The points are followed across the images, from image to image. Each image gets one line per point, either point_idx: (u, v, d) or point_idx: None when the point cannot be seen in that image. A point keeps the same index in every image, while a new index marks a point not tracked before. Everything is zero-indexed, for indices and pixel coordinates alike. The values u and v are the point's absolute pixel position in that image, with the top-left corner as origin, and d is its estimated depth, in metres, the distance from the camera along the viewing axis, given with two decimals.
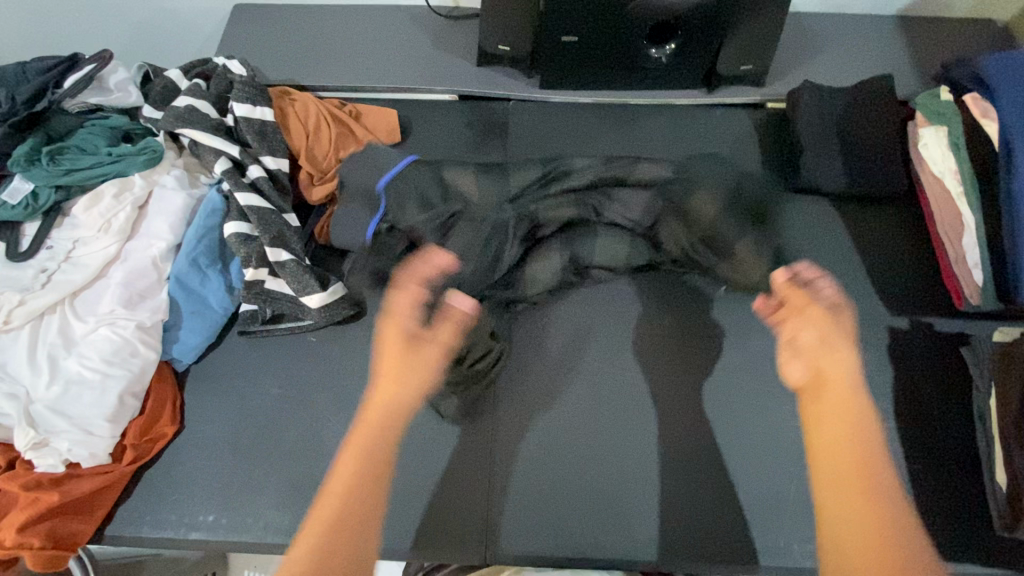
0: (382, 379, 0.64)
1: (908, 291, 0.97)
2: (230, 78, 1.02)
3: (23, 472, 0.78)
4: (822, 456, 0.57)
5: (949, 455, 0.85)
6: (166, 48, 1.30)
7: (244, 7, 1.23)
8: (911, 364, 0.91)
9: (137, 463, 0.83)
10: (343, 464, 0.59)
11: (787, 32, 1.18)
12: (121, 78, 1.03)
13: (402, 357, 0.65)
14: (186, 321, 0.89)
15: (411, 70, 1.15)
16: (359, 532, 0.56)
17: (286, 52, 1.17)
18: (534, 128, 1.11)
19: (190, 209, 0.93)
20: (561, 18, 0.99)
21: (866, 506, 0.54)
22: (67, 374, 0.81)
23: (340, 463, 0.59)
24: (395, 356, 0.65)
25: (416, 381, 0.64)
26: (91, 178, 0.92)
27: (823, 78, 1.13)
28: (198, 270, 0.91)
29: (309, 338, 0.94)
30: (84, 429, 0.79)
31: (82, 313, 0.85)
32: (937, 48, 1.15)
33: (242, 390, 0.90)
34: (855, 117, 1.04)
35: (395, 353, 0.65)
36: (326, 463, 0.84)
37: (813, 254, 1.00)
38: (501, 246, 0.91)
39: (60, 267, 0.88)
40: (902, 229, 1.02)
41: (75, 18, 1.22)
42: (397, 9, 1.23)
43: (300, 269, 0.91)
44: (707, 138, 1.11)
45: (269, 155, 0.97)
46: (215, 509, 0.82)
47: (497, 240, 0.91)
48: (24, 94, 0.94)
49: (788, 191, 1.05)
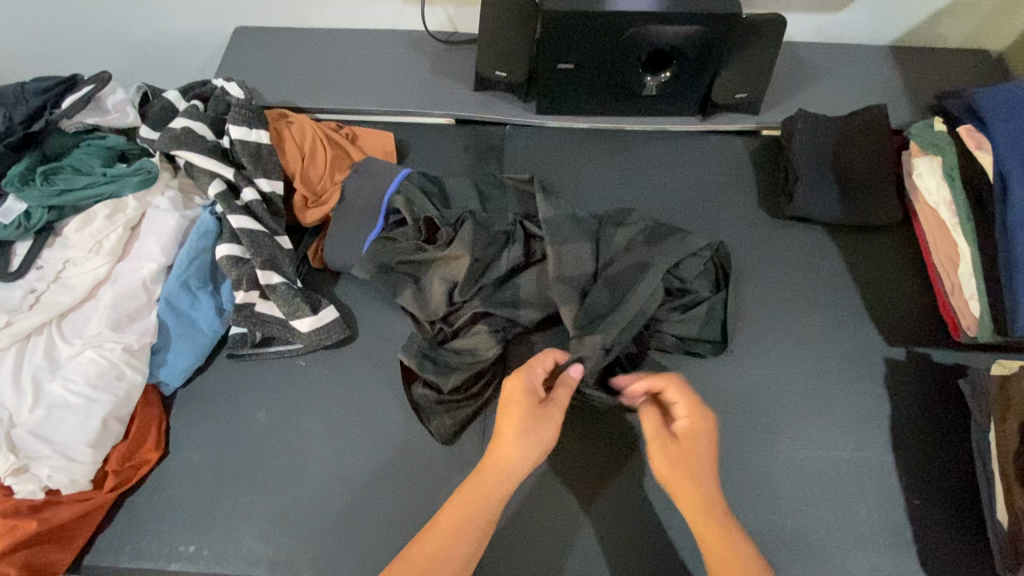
0: (510, 431, 0.70)
1: (904, 321, 0.96)
2: (227, 100, 1.03)
3: (2, 499, 0.76)
4: (687, 513, 0.68)
5: (948, 491, 0.83)
6: (167, 69, 1.31)
7: (244, 29, 1.24)
8: (908, 396, 0.90)
9: (119, 490, 0.82)
10: (457, 501, 0.67)
11: (782, 61, 1.19)
12: (120, 98, 1.02)
13: (532, 414, 0.71)
14: (174, 344, 0.89)
15: (409, 94, 1.16)
16: (467, 555, 0.65)
17: (285, 74, 1.18)
18: (530, 152, 1.12)
19: (183, 231, 0.93)
20: (557, 46, 1.00)
21: (724, 555, 0.65)
22: (51, 397, 0.80)
23: (454, 501, 0.68)
24: (527, 412, 0.71)
25: (540, 438, 0.70)
26: (85, 198, 0.92)
27: (818, 106, 1.13)
28: (189, 292, 0.90)
29: (299, 362, 0.93)
30: (65, 455, 0.78)
31: (69, 335, 0.85)
32: (930, 78, 1.16)
33: (229, 414, 0.89)
34: (849, 146, 1.04)
35: (526, 410, 0.71)
36: (312, 491, 0.83)
37: (808, 282, 0.99)
38: (491, 263, 0.91)
39: (49, 288, 0.88)
40: (897, 259, 1.02)
41: (78, 39, 1.24)
42: (396, 33, 1.24)
43: (291, 293, 0.91)
44: (702, 165, 1.11)
45: (264, 178, 0.97)
46: (197, 539, 0.80)
47: (488, 257, 0.90)
48: (20, 114, 0.94)
49: (782, 219, 1.05)
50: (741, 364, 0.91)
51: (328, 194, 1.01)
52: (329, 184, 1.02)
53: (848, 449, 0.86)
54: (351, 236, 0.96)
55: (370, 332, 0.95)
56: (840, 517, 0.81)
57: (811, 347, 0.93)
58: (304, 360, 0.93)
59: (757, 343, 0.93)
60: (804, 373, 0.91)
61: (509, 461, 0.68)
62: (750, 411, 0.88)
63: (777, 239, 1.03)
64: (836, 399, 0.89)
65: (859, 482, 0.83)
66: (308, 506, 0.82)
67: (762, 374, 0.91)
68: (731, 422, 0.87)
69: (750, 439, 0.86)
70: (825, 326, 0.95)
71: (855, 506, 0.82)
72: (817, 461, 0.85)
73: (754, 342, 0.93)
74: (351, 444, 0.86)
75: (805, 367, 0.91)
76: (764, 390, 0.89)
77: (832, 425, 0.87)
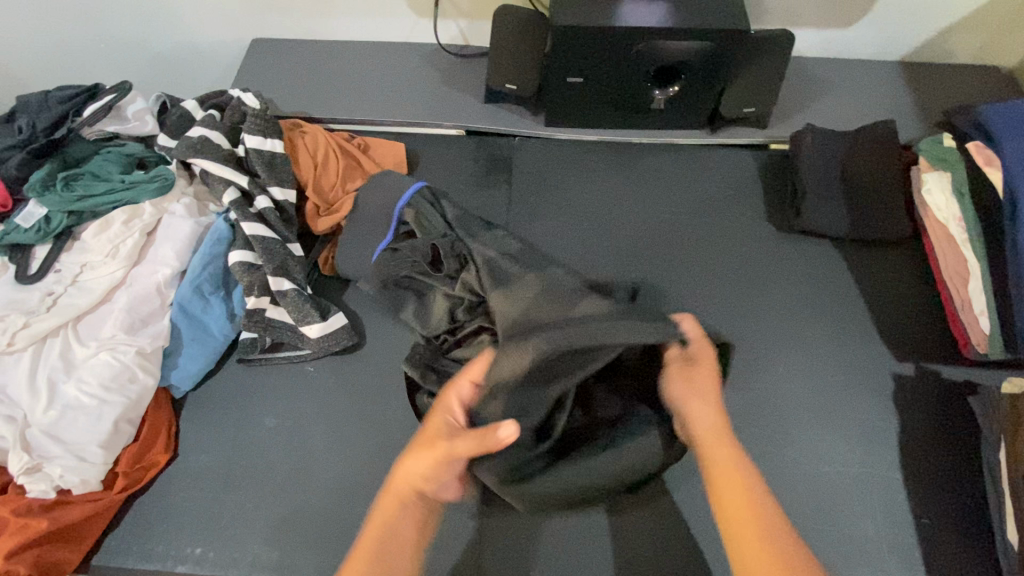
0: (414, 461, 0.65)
1: (913, 336, 0.95)
2: (243, 110, 1.05)
3: (14, 498, 0.77)
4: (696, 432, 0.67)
5: (957, 509, 0.82)
6: (185, 79, 1.34)
7: (261, 41, 1.27)
8: (917, 412, 0.89)
9: (128, 491, 0.83)
10: (365, 539, 0.62)
11: (791, 76, 1.20)
12: (139, 107, 1.05)
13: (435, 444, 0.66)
14: (186, 348, 0.90)
15: (420, 106, 1.18)
16: None
17: (300, 85, 1.20)
18: (538, 164, 1.13)
19: (197, 237, 0.95)
20: (566, 60, 1.01)
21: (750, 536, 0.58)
22: (65, 398, 0.82)
23: (362, 539, 0.62)
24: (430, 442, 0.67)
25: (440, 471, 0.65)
26: (103, 204, 0.94)
27: (826, 121, 1.14)
28: (201, 297, 0.92)
29: (307, 368, 0.94)
30: (77, 455, 0.79)
31: (84, 337, 0.86)
32: (939, 94, 1.17)
33: (238, 418, 0.90)
34: (858, 161, 1.04)
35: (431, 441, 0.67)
36: (318, 497, 0.83)
37: (816, 296, 0.99)
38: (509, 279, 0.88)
39: (66, 291, 0.90)
40: (906, 274, 1.01)
41: (101, 50, 1.28)
42: (409, 46, 1.26)
43: (301, 299, 0.92)
44: (710, 178, 1.12)
45: (277, 186, 0.99)
46: (203, 542, 0.80)
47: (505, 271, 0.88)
48: (44, 123, 0.98)
49: (790, 233, 1.05)
50: (747, 378, 0.91)
51: (339, 203, 1.02)
52: (341, 192, 1.03)
53: (856, 465, 0.85)
54: (361, 244, 0.98)
55: (378, 340, 0.96)
56: (848, 534, 0.80)
57: (818, 362, 0.93)
58: (313, 366, 0.94)
59: (762, 358, 0.93)
60: (811, 387, 0.91)
61: (407, 486, 0.64)
62: (754, 425, 0.88)
63: (785, 253, 1.03)
64: (844, 415, 0.89)
65: (866, 499, 0.82)
66: (314, 512, 0.82)
67: (766, 388, 0.91)
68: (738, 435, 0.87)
69: (756, 453, 0.85)
70: (833, 341, 0.95)
71: (863, 523, 0.81)
72: (824, 477, 0.84)
73: (758, 358, 0.93)
74: (357, 450, 0.87)
75: (812, 382, 0.91)
76: (768, 406, 0.89)
77: (840, 441, 0.86)
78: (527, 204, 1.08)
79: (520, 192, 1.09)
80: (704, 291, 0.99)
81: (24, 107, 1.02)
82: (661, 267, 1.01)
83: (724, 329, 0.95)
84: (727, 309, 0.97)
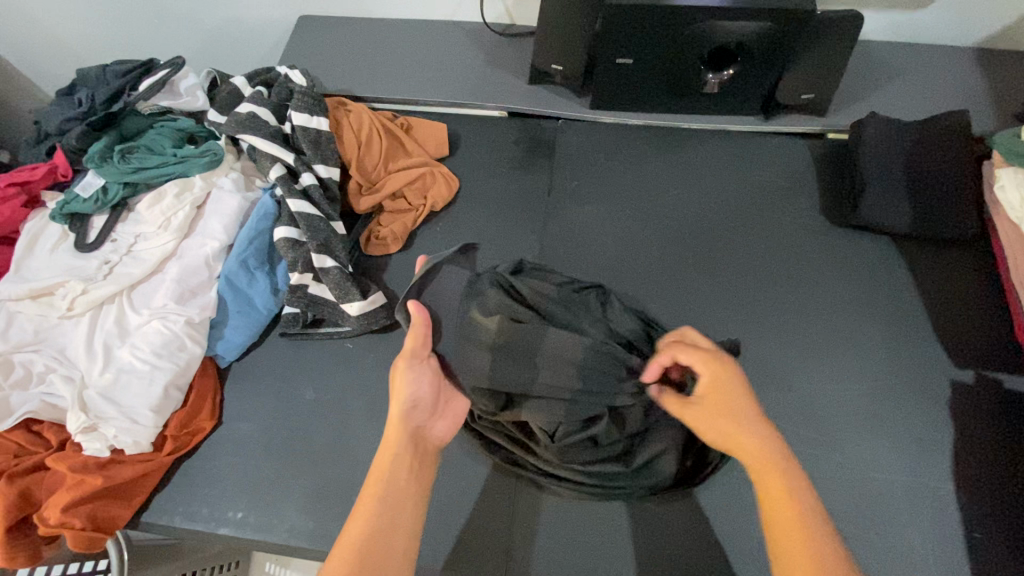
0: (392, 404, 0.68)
1: (975, 342, 0.90)
2: (290, 87, 1.06)
3: (73, 454, 0.81)
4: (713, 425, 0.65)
5: (1013, 526, 0.78)
6: (235, 55, 1.37)
7: (308, 18, 1.28)
8: (973, 421, 0.85)
9: (175, 454, 0.86)
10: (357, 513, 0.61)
11: (854, 60, 1.13)
12: (191, 83, 1.07)
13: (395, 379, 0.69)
14: (231, 319, 0.92)
15: (462, 86, 1.16)
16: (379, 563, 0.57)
17: (344, 63, 1.20)
18: (582, 148, 1.11)
19: (244, 212, 0.97)
20: (617, 40, 0.98)
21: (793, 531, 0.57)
22: (120, 362, 0.85)
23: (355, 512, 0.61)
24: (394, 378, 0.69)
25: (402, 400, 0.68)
26: (156, 176, 0.97)
27: (891, 110, 1.07)
28: (247, 270, 0.93)
29: (345, 344, 0.96)
30: (130, 417, 0.82)
31: (138, 305, 0.90)
32: (1018, 84, 1.08)
33: (278, 390, 0.92)
34: (924, 152, 0.98)
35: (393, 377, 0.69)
36: (353, 469, 0.85)
37: (866, 292, 0.95)
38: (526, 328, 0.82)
39: (122, 260, 0.93)
40: (969, 274, 0.95)
41: (156, 27, 1.31)
42: (454, 24, 1.25)
43: (342, 277, 0.92)
44: (759, 165, 1.07)
45: (322, 164, 0.99)
46: (244, 507, 0.84)
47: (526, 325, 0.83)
48: (103, 95, 1.01)
49: (844, 228, 1.01)
50: (790, 376, 0.88)
51: (381, 183, 1.03)
52: (383, 172, 1.04)
53: (903, 473, 0.81)
54: (422, 243, 1.04)
55: None
56: (892, 542, 0.77)
57: (867, 362, 0.89)
58: (352, 343, 0.95)
59: (807, 355, 0.90)
60: (855, 387, 0.87)
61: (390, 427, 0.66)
62: (795, 424, 0.85)
63: (838, 249, 0.99)
64: (894, 421, 0.85)
65: (914, 509, 0.79)
66: (349, 486, 0.84)
67: (808, 386, 0.88)
68: (779, 436, 0.84)
69: None
70: (885, 342, 0.91)
71: (908, 533, 0.78)
72: (869, 483, 0.81)
73: (803, 354, 0.90)
74: None
75: (861, 385, 0.87)
76: (811, 407, 0.86)
77: (887, 446, 0.83)
78: (568, 189, 1.06)
79: (562, 176, 1.08)
80: (748, 287, 0.96)
81: (85, 80, 1.05)
82: (705, 258, 0.98)
83: (768, 324, 0.92)
84: (771, 305, 0.94)
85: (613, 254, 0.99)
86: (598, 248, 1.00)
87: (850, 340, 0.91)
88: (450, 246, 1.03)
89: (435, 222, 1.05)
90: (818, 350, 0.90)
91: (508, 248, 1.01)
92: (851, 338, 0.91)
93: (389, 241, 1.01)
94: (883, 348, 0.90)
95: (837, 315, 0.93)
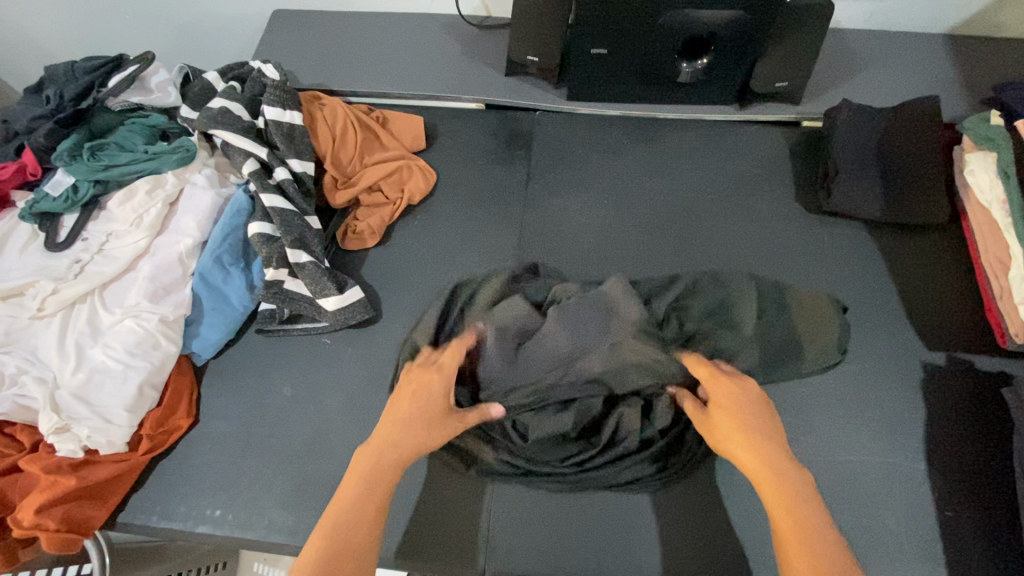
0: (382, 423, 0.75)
1: (947, 325, 0.91)
2: (263, 82, 1.04)
3: (46, 456, 0.80)
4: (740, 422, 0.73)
5: (983, 503, 0.79)
6: (210, 50, 1.35)
7: (282, 13, 1.27)
8: (944, 402, 0.86)
9: (152, 453, 0.85)
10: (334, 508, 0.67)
11: (828, 48, 1.14)
12: (162, 79, 1.05)
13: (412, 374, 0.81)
14: (206, 317, 0.92)
15: (439, 79, 1.16)
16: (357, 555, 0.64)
17: (319, 57, 1.19)
18: (559, 139, 1.11)
19: (218, 208, 0.96)
20: (590, 30, 0.98)
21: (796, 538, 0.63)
22: (93, 362, 0.84)
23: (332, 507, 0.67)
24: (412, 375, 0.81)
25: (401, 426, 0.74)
26: (128, 174, 0.96)
27: (863, 97, 1.08)
28: (221, 267, 0.92)
29: (322, 340, 0.95)
30: (103, 417, 0.81)
31: (111, 304, 0.89)
32: (989, 69, 1.09)
33: (255, 387, 0.92)
34: (896, 138, 0.99)
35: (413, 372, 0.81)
36: (331, 465, 0.85)
37: (840, 277, 0.96)
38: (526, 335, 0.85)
39: (93, 259, 0.92)
40: (941, 258, 0.97)
41: (127, 23, 1.30)
42: (430, 16, 1.24)
43: (318, 272, 0.92)
44: (735, 154, 1.08)
45: (296, 158, 0.98)
46: (223, 505, 0.83)
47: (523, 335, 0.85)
48: (71, 92, 1.00)
49: (819, 215, 1.02)
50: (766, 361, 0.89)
51: (357, 176, 1.03)
52: (358, 165, 1.03)
53: (876, 454, 0.82)
54: (400, 237, 1.03)
55: (394, 314, 0.96)
56: (865, 521, 0.78)
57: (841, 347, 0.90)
58: (330, 338, 0.95)
59: None
60: (828, 371, 0.88)
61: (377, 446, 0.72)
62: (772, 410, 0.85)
63: (812, 235, 1.00)
64: (868, 404, 0.86)
65: (887, 489, 0.80)
66: (328, 480, 0.84)
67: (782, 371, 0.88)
68: None
69: None
70: (859, 326, 0.92)
71: (882, 514, 0.79)
72: (844, 466, 0.82)
73: None
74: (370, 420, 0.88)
75: (836, 370, 0.88)
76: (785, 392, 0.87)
77: (860, 429, 0.84)
78: (545, 181, 1.06)
79: (539, 168, 1.08)
80: None
81: (53, 76, 1.03)
82: (681, 246, 0.99)
83: None
84: None
85: (590, 244, 0.99)
86: (576, 238, 1.00)
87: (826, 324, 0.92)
88: (428, 241, 1.02)
89: (412, 215, 1.05)
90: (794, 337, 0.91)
91: (485, 240, 1.01)
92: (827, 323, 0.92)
93: (366, 235, 1.01)
94: (857, 331, 0.91)
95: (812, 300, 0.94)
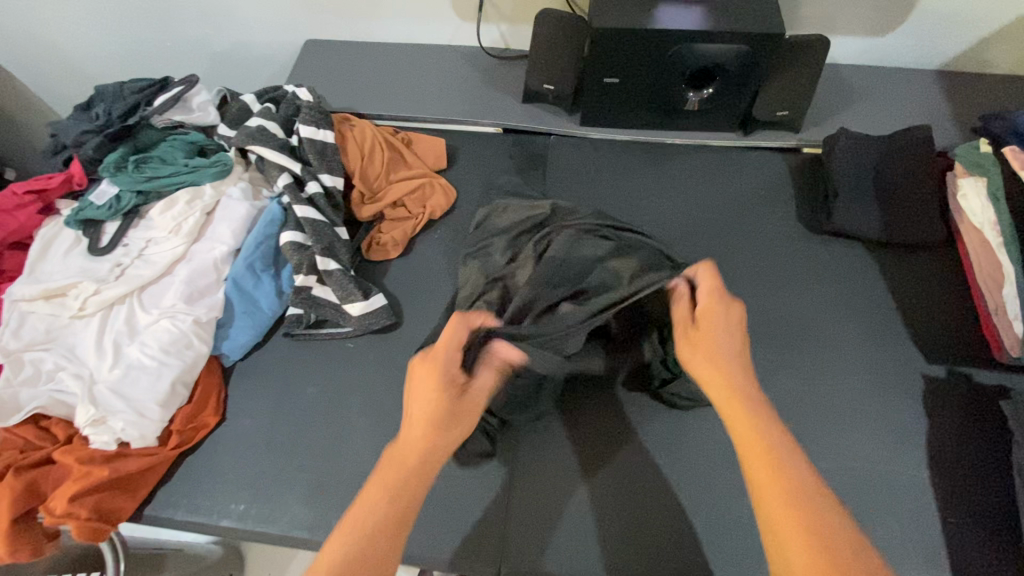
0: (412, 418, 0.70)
1: (948, 340, 0.95)
2: (298, 103, 1.12)
3: (80, 448, 0.84)
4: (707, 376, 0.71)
5: (987, 512, 0.81)
6: (245, 75, 1.44)
7: (314, 42, 1.36)
8: (946, 412, 0.89)
9: (180, 449, 0.88)
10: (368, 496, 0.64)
11: (826, 81, 1.22)
12: (204, 99, 1.13)
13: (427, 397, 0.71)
14: (237, 320, 0.96)
15: (460, 105, 1.23)
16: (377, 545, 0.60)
17: (349, 83, 1.27)
18: (573, 161, 1.17)
19: (251, 218, 1.01)
20: (604, 60, 1.05)
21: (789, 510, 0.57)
22: (129, 359, 0.88)
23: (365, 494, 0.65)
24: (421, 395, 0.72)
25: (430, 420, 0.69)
26: (168, 185, 1.02)
27: (861, 126, 1.15)
28: (253, 273, 0.98)
29: (346, 344, 0.99)
30: (137, 411, 0.85)
31: (148, 305, 0.94)
32: (979, 103, 1.16)
33: (280, 388, 0.95)
34: (892, 163, 1.05)
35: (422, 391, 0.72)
36: (352, 463, 0.88)
37: (841, 292, 1.00)
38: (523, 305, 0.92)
39: (133, 263, 0.97)
40: (939, 277, 1.01)
41: (171, 52, 1.39)
42: (453, 48, 1.33)
43: (345, 278, 0.97)
44: (740, 177, 1.14)
45: (327, 173, 1.05)
46: (246, 500, 0.86)
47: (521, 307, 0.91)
48: (121, 109, 1.07)
49: (819, 235, 1.07)
50: (772, 371, 0.93)
51: (383, 192, 1.09)
52: (385, 182, 1.10)
53: (880, 461, 0.85)
54: (422, 249, 1.08)
55: (414, 321, 1.01)
56: (870, 525, 0.81)
57: (843, 358, 0.94)
58: (354, 343, 0.99)
59: (787, 352, 0.95)
60: (831, 381, 0.92)
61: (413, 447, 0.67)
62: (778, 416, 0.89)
63: (814, 253, 1.05)
64: (871, 413, 0.89)
65: (892, 496, 0.83)
66: (348, 478, 0.87)
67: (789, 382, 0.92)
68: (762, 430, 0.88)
69: None
70: (861, 339, 0.96)
71: (887, 519, 0.81)
72: (849, 472, 0.85)
73: (783, 351, 0.95)
74: (391, 421, 0.91)
75: (839, 380, 0.92)
76: (791, 400, 0.90)
77: (865, 437, 0.87)
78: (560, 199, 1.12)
79: (554, 187, 1.14)
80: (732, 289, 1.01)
81: (102, 95, 1.11)
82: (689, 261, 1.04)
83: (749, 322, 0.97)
84: (754, 306, 0.99)
85: None
86: None
87: (827, 336, 0.96)
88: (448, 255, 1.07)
89: (433, 229, 1.10)
90: (797, 346, 0.95)
91: None
92: (829, 336, 0.96)
93: (389, 247, 1.07)
94: (858, 344, 0.95)
95: (814, 313, 0.98)
